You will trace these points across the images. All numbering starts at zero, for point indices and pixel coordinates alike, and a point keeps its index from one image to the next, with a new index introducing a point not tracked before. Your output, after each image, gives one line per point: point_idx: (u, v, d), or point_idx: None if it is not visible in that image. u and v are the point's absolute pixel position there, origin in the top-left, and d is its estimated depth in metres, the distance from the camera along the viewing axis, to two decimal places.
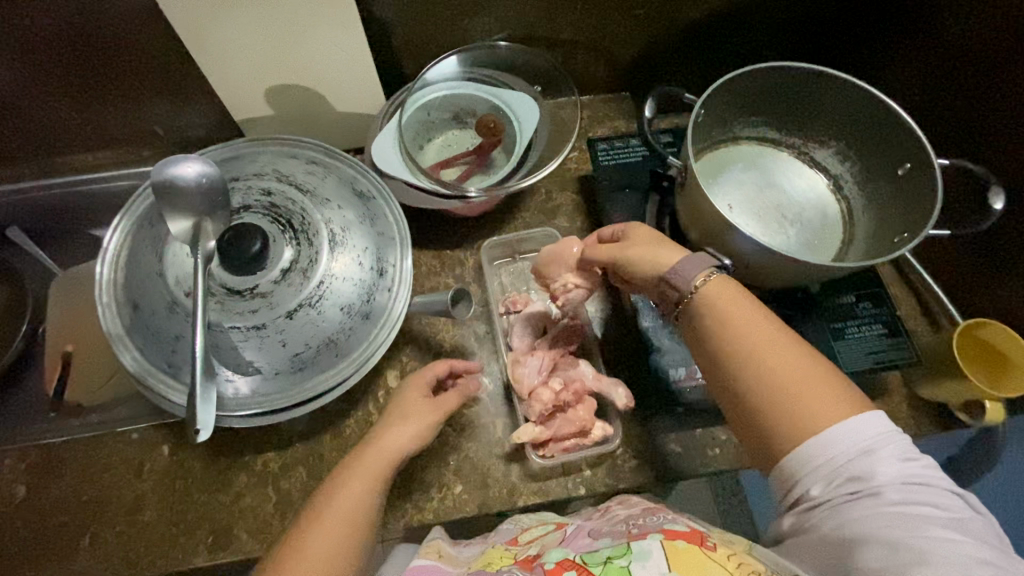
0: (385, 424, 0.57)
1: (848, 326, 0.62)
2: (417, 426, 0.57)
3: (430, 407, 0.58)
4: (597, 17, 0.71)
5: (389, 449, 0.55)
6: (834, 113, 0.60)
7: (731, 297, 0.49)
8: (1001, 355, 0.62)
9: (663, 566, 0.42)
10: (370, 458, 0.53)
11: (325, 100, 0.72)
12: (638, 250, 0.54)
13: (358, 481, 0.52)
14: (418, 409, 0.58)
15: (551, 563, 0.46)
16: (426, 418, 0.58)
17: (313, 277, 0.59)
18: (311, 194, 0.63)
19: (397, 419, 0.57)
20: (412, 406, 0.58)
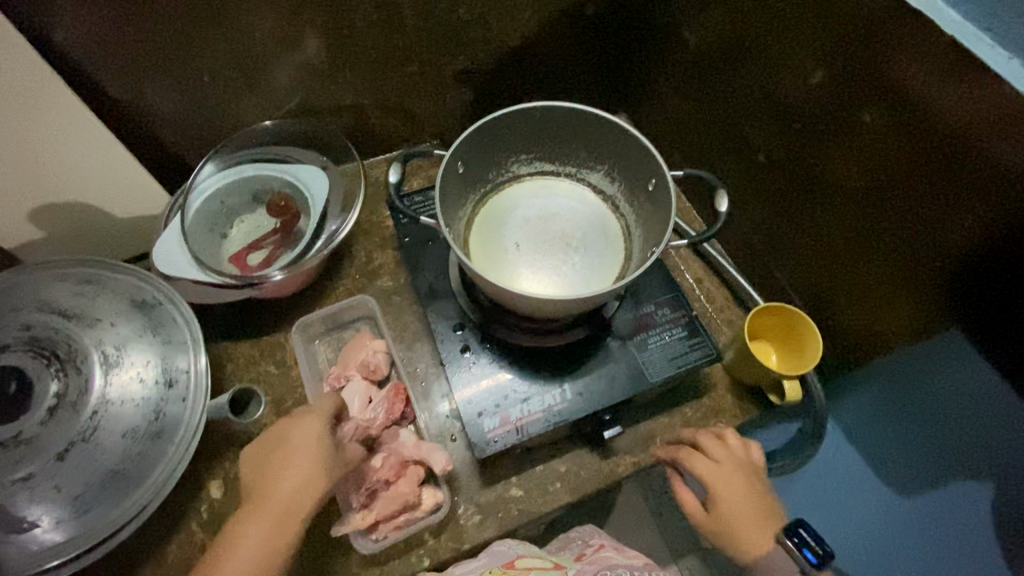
0: (277, 478, 0.53)
1: (650, 337, 0.64)
2: (309, 483, 0.53)
3: (327, 457, 0.54)
4: (370, 80, 0.72)
5: (286, 513, 0.52)
6: (589, 139, 0.62)
7: None
8: (794, 332, 0.66)
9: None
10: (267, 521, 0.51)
11: (98, 210, 0.68)
12: (741, 508, 0.59)
13: (257, 543, 0.50)
14: (315, 462, 0.54)
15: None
16: (320, 464, 0.54)
17: (85, 408, 0.55)
18: (79, 317, 0.59)
19: (291, 474, 0.53)
20: (308, 459, 0.54)
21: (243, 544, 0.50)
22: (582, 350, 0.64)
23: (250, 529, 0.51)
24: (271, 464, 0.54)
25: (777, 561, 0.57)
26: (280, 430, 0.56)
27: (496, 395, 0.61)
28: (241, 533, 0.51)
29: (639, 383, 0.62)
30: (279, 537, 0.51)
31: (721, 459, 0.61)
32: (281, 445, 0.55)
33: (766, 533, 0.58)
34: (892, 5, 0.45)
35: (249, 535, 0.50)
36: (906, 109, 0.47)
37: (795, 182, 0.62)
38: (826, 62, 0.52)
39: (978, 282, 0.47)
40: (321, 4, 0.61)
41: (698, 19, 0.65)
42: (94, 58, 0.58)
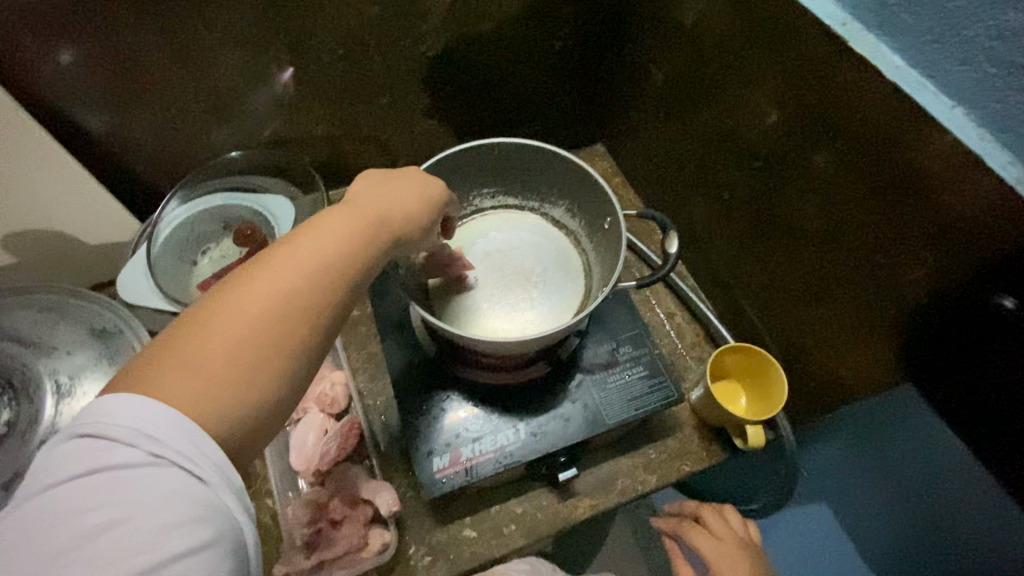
0: (355, 200, 0.42)
1: (609, 376, 0.62)
2: (382, 204, 0.42)
3: (404, 209, 0.44)
4: (340, 112, 0.73)
5: (349, 224, 0.39)
6: (549, 174, 0.62)
7: None
8: (762, 374, 0.64)
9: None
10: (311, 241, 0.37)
11: (69, 237, 0.69)
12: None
13: (293, 256, 0.36)
14: (393, 203, 0.43)
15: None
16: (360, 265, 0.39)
17: (33, 437, 0.55)
18: (36, 345, 0.59)
19: (368, 197, 0.42)
20: (396, 190, 0.44)
21: (251, 325, 0.33)
22: (540, 388, 0.62)
23: (268, 303, 0.34)
24: (393, 184, 0.45)
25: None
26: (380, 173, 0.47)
27: (449, 433, 0.59)
28: (283, 250, 0.36)
29: (596, 424, 0.60)
30: (303, 261, 0.36)
31: (720, 533, 0.63)
32: (388, 180, 0.45)
33: None
34: (840, 49, 0.44)
35: (285, 259, 0.36)
36: (858, 152, 0.46)
37: (758, 222, 0.60)
38: (782, 102, 0.51)
39: (930, 337, 0.45)
40: (285, 39, 0.62)
41: (662, 57, 0.65)
42: (62, 91, 0.60)
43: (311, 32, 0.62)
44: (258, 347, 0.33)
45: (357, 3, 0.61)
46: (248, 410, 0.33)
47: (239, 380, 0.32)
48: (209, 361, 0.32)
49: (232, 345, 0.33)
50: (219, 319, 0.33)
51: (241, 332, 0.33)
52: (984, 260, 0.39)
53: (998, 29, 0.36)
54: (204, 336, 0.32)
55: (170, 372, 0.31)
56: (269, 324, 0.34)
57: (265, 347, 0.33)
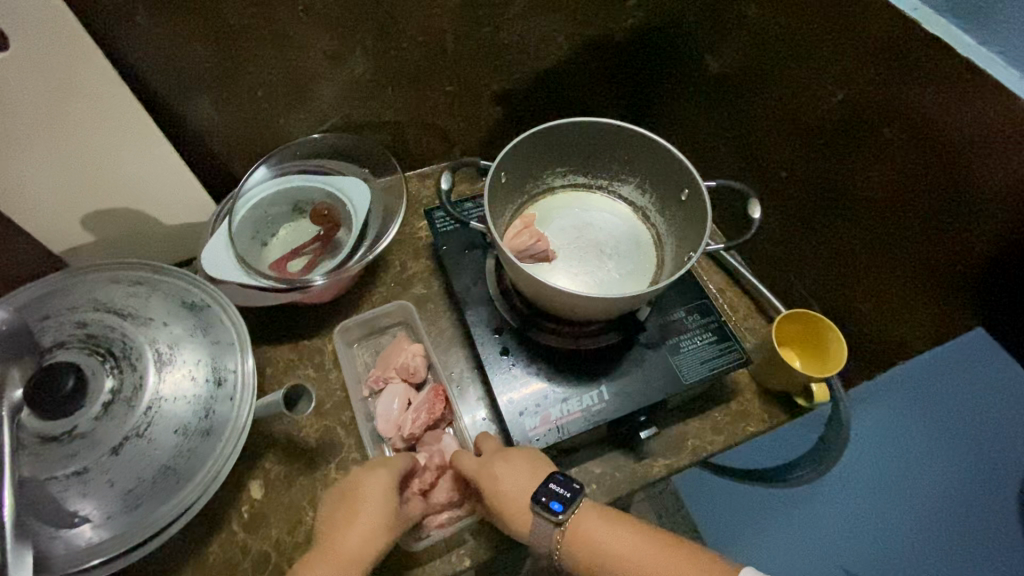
0: (355, 487, 0.56)
1: (681, 341, 0.66)
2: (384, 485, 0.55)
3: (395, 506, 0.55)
4: (409, 98, 0.76)
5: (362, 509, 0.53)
6: (622, 154, 0.66)
7: (594, 535, 0.52)
8: (818, 338, 0.69)
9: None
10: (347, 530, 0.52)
11: (147, 216, 0.70)
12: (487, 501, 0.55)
13: (354, 532, 0.52)
14: (375, 491, 0.55)
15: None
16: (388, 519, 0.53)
17: (138, 404, 0.56)
18: (133, 316, 0.61)
19: (366, 488, 0.55)
20: (369, 488, 0.55)
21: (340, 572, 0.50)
22: (619, 353, 0.66)
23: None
24: (342, 509, 0.54)
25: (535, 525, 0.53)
26: (339, 488, 0.57)
27: (537, 395, 0.63)
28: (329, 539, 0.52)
29: (674, 384, 0.64)
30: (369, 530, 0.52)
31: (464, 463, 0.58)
32: (354, 480, 0.56)
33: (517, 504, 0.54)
34: (910, 33, 0.50)
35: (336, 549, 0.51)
36: (924, 127, 0.51)
37: (815, 197, 0.65)
38: (847, 83, 0.57)
39: (996, 284, 0.51)
40: (370, 24, 0.65)
41: (721, 46, 0.70)
42: (158, 70, 0.62)
43: (396, 19, 0.66)
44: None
45: None
46: None
47: None
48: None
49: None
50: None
51: None
52: None
53: None
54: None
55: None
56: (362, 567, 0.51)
57: None
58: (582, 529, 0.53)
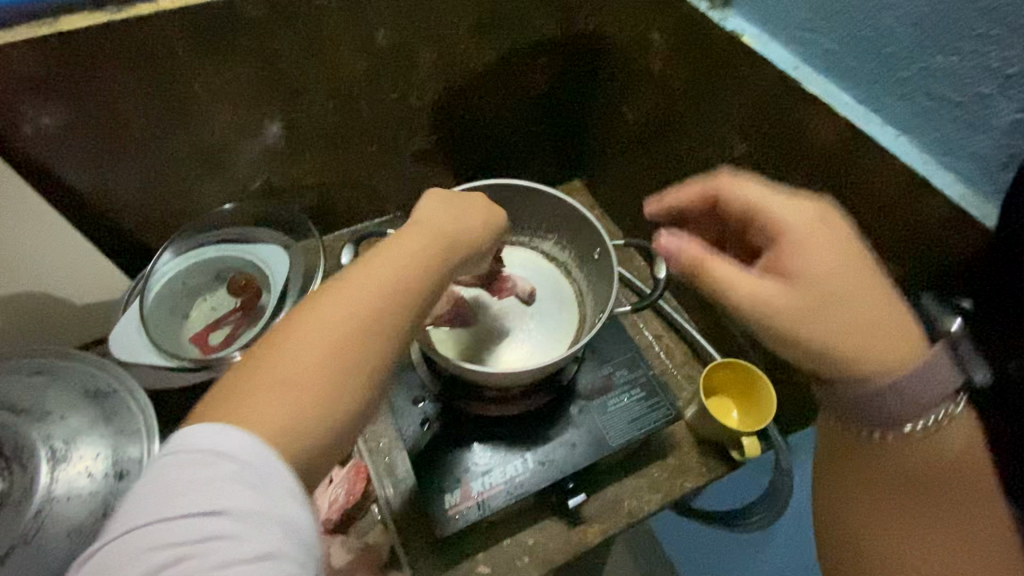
0: (391, 242, 0.44)
1: (609, 399, 0.65)
2: (432, 246, 0.44)
3: (438, 264, 0.44)
4: (330, 161, 0.75)
5: (404, 265, 0.42)
6: (538, 211, 0.66)
7: (819, 238, 0.40)
8: (748, 386, 0.67)
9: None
10: (384, 275, 0.41)
11: (56, 299, 0.68)
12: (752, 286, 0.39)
13: (380, 278, 0.41)
14: (429, 228, 0.46)
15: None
16: (430, 256, 0.44)
17: (29, 507, 0.53)
18: (28, 411, 0.58)
19: (410, 233, 0.45)
20: (413, 229, 0.46)
21: (328, 347, 0.37)
22: (546, 417, 0.64)
23: (345, 329, 0.38)
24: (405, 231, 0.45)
25: (932, 377, 0.36)
26: (415, 215, 0.47)
27: (457, 468, 0.60)
28: (336, 289, 0.39)
29: (602, 446, 0.62)
30: (375, 304, 0.39)
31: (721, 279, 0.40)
32: (460, 195, 0.51)
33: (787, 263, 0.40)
34: (794, 91, 0.50)
35: (351, 291, 0.39)
36: (820, 181, 0.51)
37: None
38: (746, 136, 0.56)
39: None
40: (277, 94, 0.65)
41: (634, 95, 0.70)
42: (52, 151, 0.60)
43: (300, 88, 0.65)
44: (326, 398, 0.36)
45: (347, 59, 0.64)
46: (317, 423, 0.36)
47: (335, 382, 0.37)
48: (294, 400, 0.35)
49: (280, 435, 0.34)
50: (283, 370, 0.36)
51: (338, 359, 0.37)
52: (961, 278, 0.43)
53: (929, 70, 0.41)
54: (301, 348, 0.37)
55: (274, 396, 0.35)
56: (364, 337, 0.38)
57: (348, 372, 0.37)
58: (813, 251, 0.39)
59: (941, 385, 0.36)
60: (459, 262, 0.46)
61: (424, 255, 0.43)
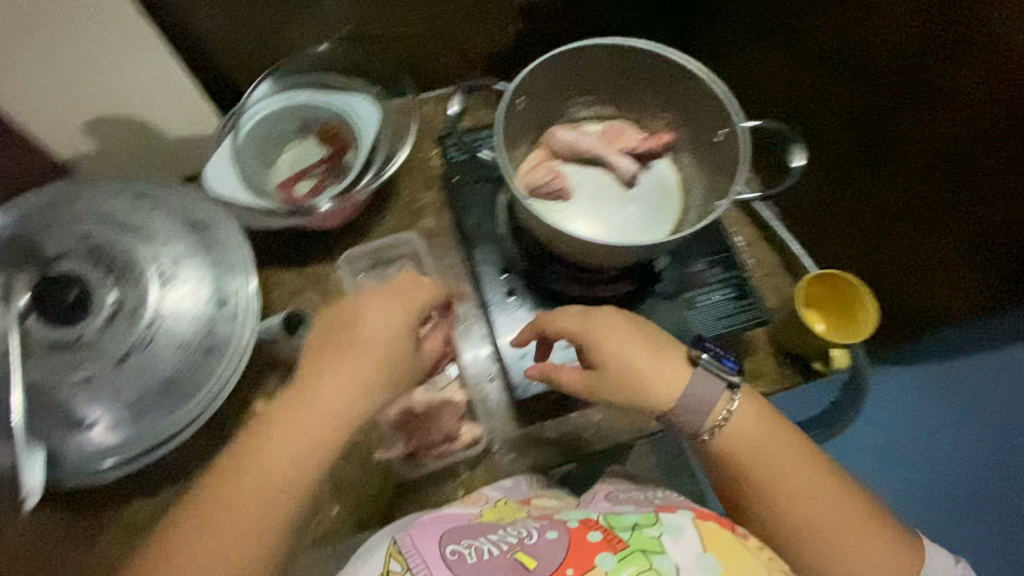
0: (366, 302, 0.55)
1: (700, 294, 0.63)
2: (390, 344, 0.53)
3: (405, 348, 0.54)
4: (427, 8, 0.69)
5: (328, 412, 0.50)
6: (655, 84, 0.60)
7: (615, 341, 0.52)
8: (846, 300, 0.64)
9: (698, 547, 0.46)
10: (351, 381, 0.51)
11: (151, 127, 0.67)
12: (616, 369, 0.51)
13: (321, 407, 0.50)
14: (346, 368, 0.52)
15: (575, 521, 0.48)
16: (391, 357, 0.53)
17: (142, 318, 0.56)
18: (134, 230, 0.60)
19: (330, 356, 0.52)
20: (320, 357, 0.53)
21: (289, 467, 0.49)
22: (632, 303, 0.63)
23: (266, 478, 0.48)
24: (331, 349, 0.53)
25: (709, 393, 0.50)
26: (324, 322, 0.56)
27: None
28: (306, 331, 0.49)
29: (686, 339, 0.61)
30: (307, 447, 0.49)
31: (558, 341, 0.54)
32: (357, 312, 0.54)
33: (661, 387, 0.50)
34: None
35: (306, 420, 0.50)
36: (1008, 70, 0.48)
37: (871, 145, 0.62)
38: (924, 16, 0.52)
39: None
40: None
41: None
42: None
43: None
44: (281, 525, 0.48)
45: None
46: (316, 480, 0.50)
47: (257, 528, 0.47)
48: (267, 505, 0.48)
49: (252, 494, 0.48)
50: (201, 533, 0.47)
51: (255, 514, 0.48)
52: None
53: None
54: (229, 492, 0.48)
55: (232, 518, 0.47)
56: (277, 490, 0.48)
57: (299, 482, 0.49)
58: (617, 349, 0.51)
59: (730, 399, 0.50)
60: (407, 353, 0.54)
61: (384, 363, 0.52)
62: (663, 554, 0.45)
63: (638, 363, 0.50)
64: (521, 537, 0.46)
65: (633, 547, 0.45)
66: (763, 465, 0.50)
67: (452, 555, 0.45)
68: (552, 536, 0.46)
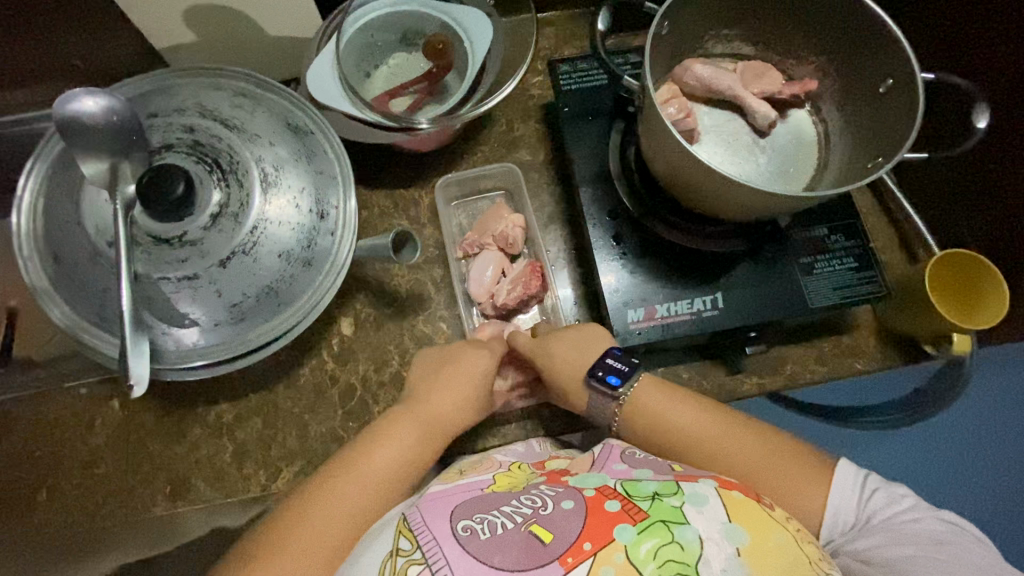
0: (459, 353, 0.58)
1: (818, 261, 0.59)
2: (474, 405, 0.56)
3: (485, 390, 0.57)
4: None
5: (434, 421, 0.54)
6: (814, 22, 0.54)
7: (652, 399, 0.54)
8: (974, 284, 0.60)
9: (723, 516, 0.40)
10: (433, 420, 0.54)
11: (252, 21, 0.63)
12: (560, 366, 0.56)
13: (403, 440, 0.52)
14: (453, 378, 0.56)
15: (591, 489, 0.44)
16: (477, 397, 0.56)
17: (246, 222, 0.55)
18: (238, 129, 0.58)
19: (438, 386, 0.55)
20: (421, 389, 0.56)
21: (381, 482, 0.49)
22: (744, 262, 0.59)
23: (360, 489, 0.49)
24: (441, 377, 0.56)
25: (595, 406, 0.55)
26: (417, 367, 0.58)
27: (643, 290, 0.59)
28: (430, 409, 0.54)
29: (799, 306, 0.58)
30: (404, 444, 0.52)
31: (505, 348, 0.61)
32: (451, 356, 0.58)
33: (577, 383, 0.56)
34: None
35: (389, 453, 0.51)
36: None
37: None
38: None
39: None
40: None
41: None
42: None
43: None
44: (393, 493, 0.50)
45: None
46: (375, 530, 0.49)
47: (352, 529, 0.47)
48: (365, 509, 0.48)
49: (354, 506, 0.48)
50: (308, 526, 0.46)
51: (355, 518, 0.47)
52: None
53: None
54: (326, 512, 0.47)
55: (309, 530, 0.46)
56: (372, 490, 0.49)
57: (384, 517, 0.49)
58: (639, 405, 0.54)
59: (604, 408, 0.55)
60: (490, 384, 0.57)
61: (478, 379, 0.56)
62: (686, 524, 0.39)
63: (575, 355, 0.57)
64: (535, 508, 0.42)
65: (653, 517, 0.40)
66: (723, 453, 0.51)
67: (464, 531, 0.41)
68: (567, 506, 0.42)
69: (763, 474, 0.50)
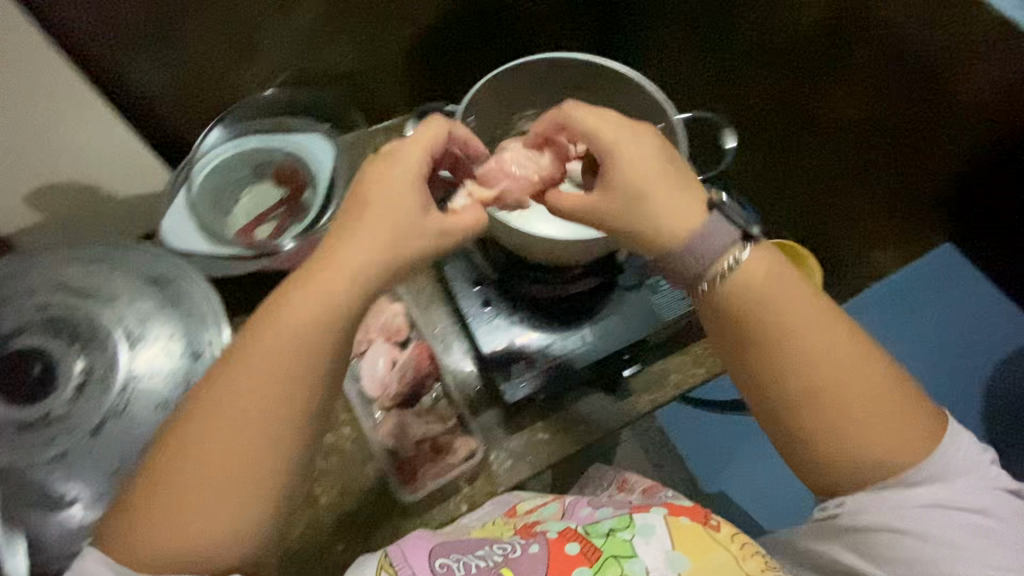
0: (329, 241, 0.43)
1: (661, 279, 0.67)
2: (388, 234, 0.42)
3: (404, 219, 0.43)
4: (367, 45, 0.71)
5: (313, 325, 0.40)
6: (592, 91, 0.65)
7: (781, 275, 0.43)
8: None
9: (669, 543, 0.44)
10: (328, 274, 0.41)
11: (98, 189, 0.66)
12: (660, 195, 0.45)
13: (277, 334, 0.39)
14: (359, 225, 0.42)
15: (554, 532, 0.46)
16: (373, 256, 0.42)
17: (114, 383, 0.55)
18: (96, 295, 0.58)
19: (329, 270, 0.41)
20: (329, 244, 0.42)
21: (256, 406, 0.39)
22: (601, 295, 0.66)
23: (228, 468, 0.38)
24: (320, 277, 0.41)
25: (711, 241, 0.44)
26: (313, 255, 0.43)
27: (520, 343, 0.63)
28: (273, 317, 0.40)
29: (657, 321, 0.65)
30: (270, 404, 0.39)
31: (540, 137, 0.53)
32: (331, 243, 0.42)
33: (694, 207, 0.46)
34: None
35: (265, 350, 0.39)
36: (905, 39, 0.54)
37: (796, 123, 0.67)
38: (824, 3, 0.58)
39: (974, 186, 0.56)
40: None
41: None
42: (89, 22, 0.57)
43: None
44: (313, 368, 0.40)
45: None
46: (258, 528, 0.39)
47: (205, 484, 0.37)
48: (236, 420, 0.38)
49: (256, 417, 0.39)
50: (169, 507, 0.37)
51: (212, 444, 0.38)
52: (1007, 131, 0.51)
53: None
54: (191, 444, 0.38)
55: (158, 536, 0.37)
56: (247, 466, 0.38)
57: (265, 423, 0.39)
58: (753, 270, 0.43)
59: (725, 238, 0.44)
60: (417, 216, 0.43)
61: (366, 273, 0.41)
62: (635, 558, 0.43)
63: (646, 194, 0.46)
64: (506, 555, 0.44)
65: (607, 554, 0.43)
66: (784, 355, 0.42)
67: (442, 569, 0.44)
68: (534, 550, 0.44)
69: (823, 401, 0.41)
